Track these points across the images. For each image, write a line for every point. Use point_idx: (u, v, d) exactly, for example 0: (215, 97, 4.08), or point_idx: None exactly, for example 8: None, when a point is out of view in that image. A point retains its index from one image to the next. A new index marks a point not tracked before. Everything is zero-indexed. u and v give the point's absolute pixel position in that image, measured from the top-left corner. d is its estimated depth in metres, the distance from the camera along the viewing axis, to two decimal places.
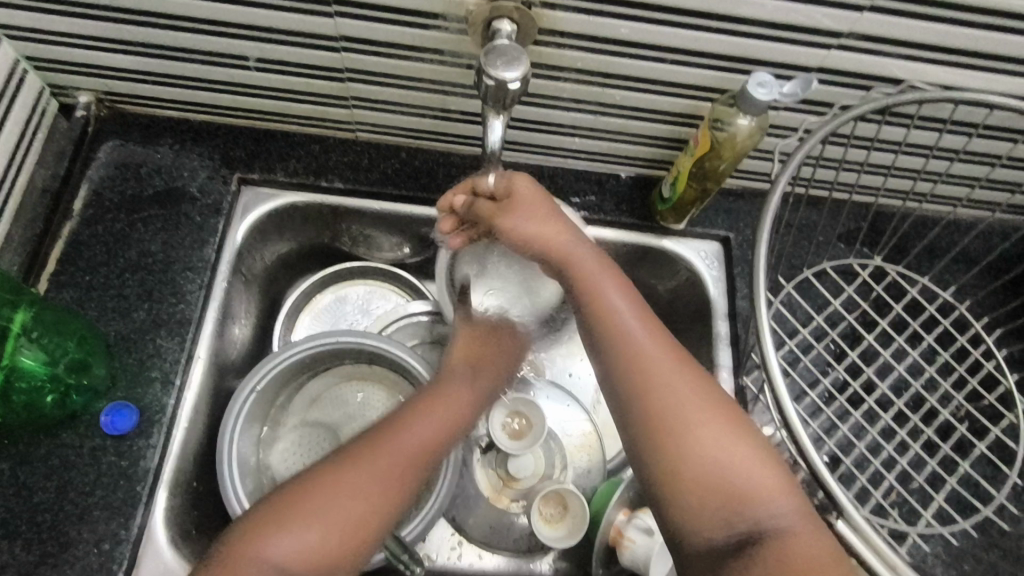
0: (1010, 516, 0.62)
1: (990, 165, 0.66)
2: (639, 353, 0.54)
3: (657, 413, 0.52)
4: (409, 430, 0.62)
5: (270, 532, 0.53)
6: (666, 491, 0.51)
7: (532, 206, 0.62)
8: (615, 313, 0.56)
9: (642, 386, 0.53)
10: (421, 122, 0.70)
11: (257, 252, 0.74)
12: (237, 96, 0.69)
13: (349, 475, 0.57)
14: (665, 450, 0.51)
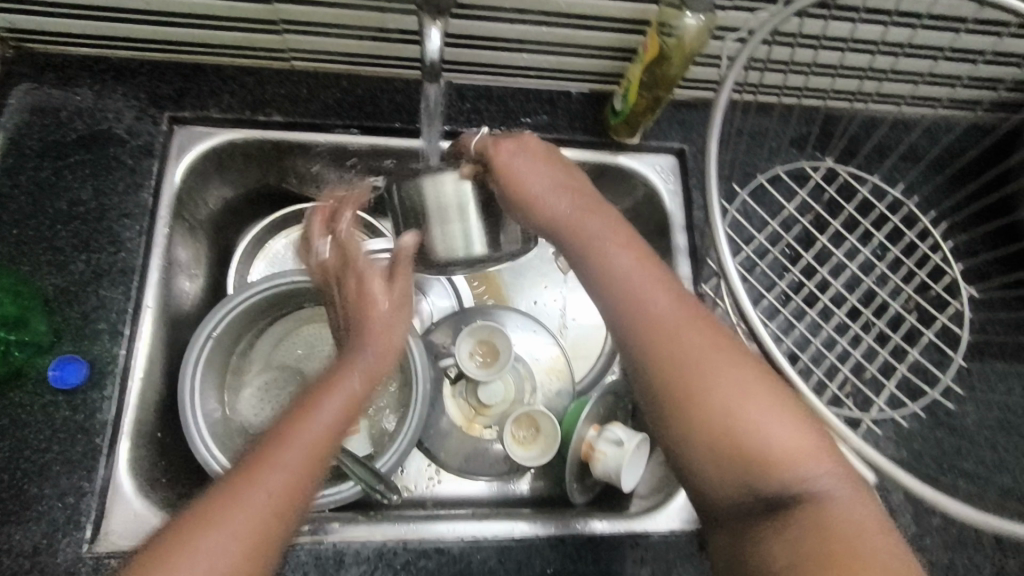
0: (957, 396, 0.66)
1: (935, 59, 0.66)
2: (655, 319, 0.47)
3: (681, 384, 0.45)
4: (291, 445, 0.45)
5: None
6: (690, 463, 0.45)
7: (530, 167, 0.55)
8: (623, 275, 0.49)
9: (661, 355, 0.46)
10: (358, 46, 0.66)
11: (200, 196, 0.71)
12: (155, 26, 0.64)
13: (217, 519, 0.41)
14: (692, 425, 0.45)
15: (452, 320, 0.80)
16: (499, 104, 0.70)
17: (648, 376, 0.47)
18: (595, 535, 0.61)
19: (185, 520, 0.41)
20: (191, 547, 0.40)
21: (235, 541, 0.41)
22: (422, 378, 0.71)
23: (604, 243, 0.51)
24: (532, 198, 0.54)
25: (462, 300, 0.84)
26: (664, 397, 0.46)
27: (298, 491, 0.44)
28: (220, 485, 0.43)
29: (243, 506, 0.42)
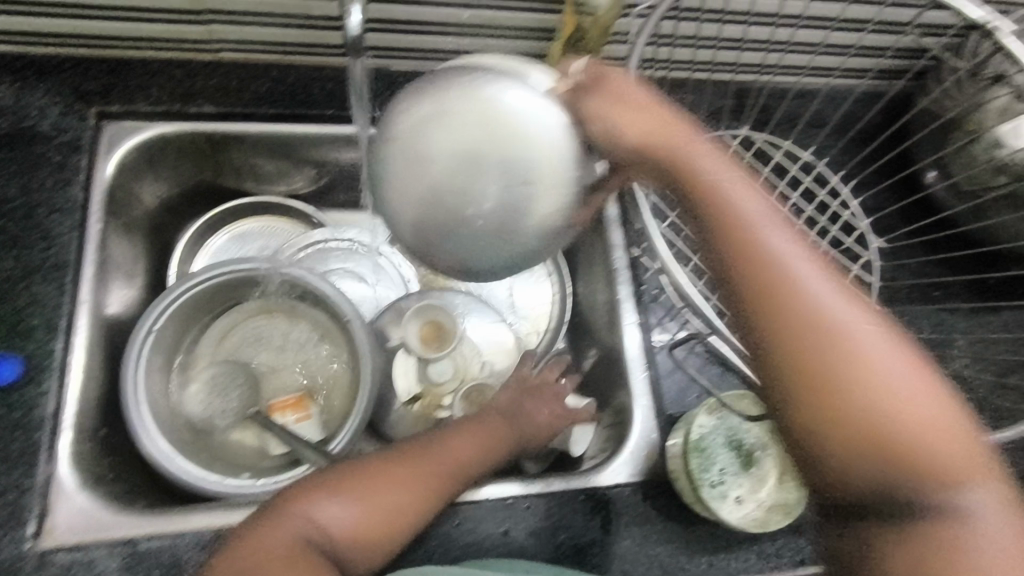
0: None
1: (829, 30, 0.71)
2: (775, 276, 0.41)
3: (813, 371, 0.41)
4: (471, 441, 0.61)
5: (323, 496, 0.53)
6: (810, 443, 0.41)
7: (640, 101, 0.44)
8: (748, 224, 0.42)
9: (799, 337, 0.41)
10: (284, 34, 0.67)
11: (135, 192, 0.71)
12: (76, 19, 0.63)
13: (381, 481, 0.55)
14: (828, 415, 0.40)
15: (397, 304, 0.81)
16: None
17: (776, 360, 0.41)
18: (544, 494, 0.63)
19: (398, 453, 0.57)
20: (398, 478, 0.55)
21: (413, 489, 0.55)
22: (369, 354, 0.72)
23: (723, 184, 0.43)
24: (639, 135, 0.43)
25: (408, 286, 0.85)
26: (795, 383, 0.41)
27: (461, 476, 0.59)
28: (421, 445, 0.59)
29: (433, 472, 0.57)
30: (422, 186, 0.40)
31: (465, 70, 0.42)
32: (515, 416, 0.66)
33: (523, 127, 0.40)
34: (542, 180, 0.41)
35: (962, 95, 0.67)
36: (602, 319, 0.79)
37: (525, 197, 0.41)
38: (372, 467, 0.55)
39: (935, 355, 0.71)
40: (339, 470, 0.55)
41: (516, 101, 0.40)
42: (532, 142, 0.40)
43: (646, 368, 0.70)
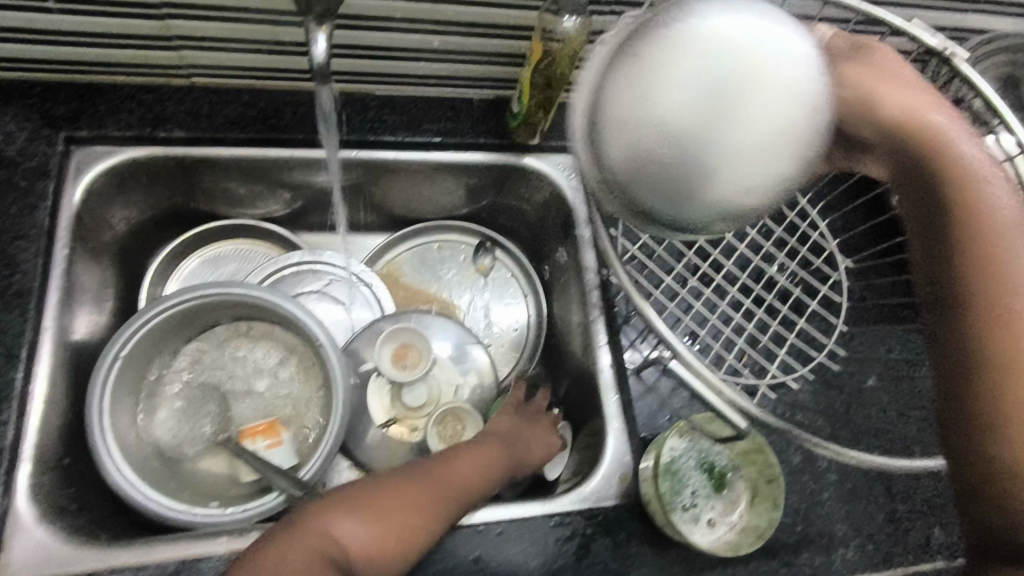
0: (841, 358, 0.71)
1: None
2: (1013, 272, 0.45)
3: (1008, 343, 0.45)
4: (482, 460, 0.63)
5: (342, 515, 0.52)
6: (980, 424, 0.45)
7: (901, 81, 0.49)
8: (998, 220, 0.46)
9: (1009, 327, 0.45)
10: (255, 59, 0.67)
11: (104, 218, 0.71)
12: (41, 46, 0.63)
13: (395, 497, 0.55)
14: (1018, 360, 0.44)
15: (371, 327, 0.81)
16: (402, 113, 0.74)
17: (978, 307, 0.46)
18: (516, 520, 0.62)
19: (411, 472, 0.58)
20: (414, 496, 0.55)
21: (428, 507, 0.55)
22: (341, 380, 0.71)
23: (978, 178, 0.47)
24: (897, 107, 0.48)
25: (382, 308, 0.84)
26: (997, 330, 0.45)
27: (473, 493, 0.60)
28: (435, 463, 0.60)
29: (447, 485, 0.58)
30: (651, 117, 0.39)
31: (769, 12, 0.40)
32: (515, 442, 0.69)
33: (766, 81, 0.38)
34: (759, 142, 0.38)
35: None
36: (576, 339, 0.79)
37: (729, 156, 0.38)
38: (391, 483, 0.56)
39: (905, 373, 0.71)
40: (357, 489, 0.55)
41: (768, 51, 0.38)
42: (768, 98, 0.38)
43: (617, 392, 0.70)
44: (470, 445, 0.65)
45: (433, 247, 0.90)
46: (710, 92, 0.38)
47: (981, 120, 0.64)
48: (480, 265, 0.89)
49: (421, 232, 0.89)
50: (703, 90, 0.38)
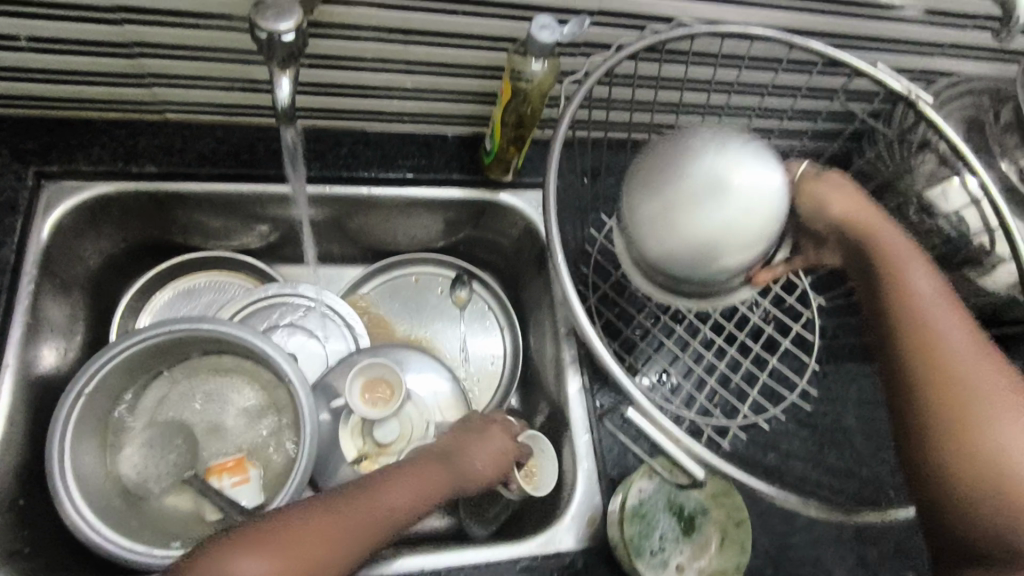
0: (814, 398, 0.71)
1: (761, 95, 0.73)
2: (950, 346, 0.51)
3: (953, 409, 0.50)
4: (413, 485, 0.58)
5: (237, 555, 0.46)
6: (930, 479, 0.50)
7: (842, 190, 0.56)
8: (931, 304, 0.53)
9: (952, 394, 0.50)
10: (228, 96, 0.68)
11: (76, 253, 0.70)
12: (13, 83, 0.64)
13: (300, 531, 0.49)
14: (945, 426, 0.50)
15: (345, 361, 0.81)
16: (376, 149, 0.75)
17: (911, 380, 0.52)
18: (480, 565, 0.61)
19: (321, 502, 0.52)
20: (320, 533, 0.50)
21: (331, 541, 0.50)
22: (307, 418, 0.70)
23: (910, 268, 0.54)
24: (840, 211, 0.56)
25: (357, 341, 0.84)
26: (926, 401, 0.51)
27: (393, 525, 0.55)
28: (354, 491, 0.54)
29: (362, 518, 0.53)
30: (680, 234, 0.52)
31: (752, 143, 0.53)
32: (455, 462, 0.62)
33: (750, 199, 0.51)
34: (754, 239, 0.52)
35: (891, 160, 0.70)
36: (550, 374, 0.79)
37: (737, 251, 0.52)
38: (296, 518, 0.50)
39: (878, 414, 0.71)
40: (255, 526, 0.49)
41: (762, 176, 0.51)
42: (762, 211, 0.51)
43: (588, 430, 0.70)
44: (401, 470, 0.59)
45: (410, 279, 0.90)
46: (707, 198, 0.51)
47: (947, 162, 0.64)
48: (456, 297, 0.89)
49: (398, 265, 0.89)
50: (703, 197, 0.51)
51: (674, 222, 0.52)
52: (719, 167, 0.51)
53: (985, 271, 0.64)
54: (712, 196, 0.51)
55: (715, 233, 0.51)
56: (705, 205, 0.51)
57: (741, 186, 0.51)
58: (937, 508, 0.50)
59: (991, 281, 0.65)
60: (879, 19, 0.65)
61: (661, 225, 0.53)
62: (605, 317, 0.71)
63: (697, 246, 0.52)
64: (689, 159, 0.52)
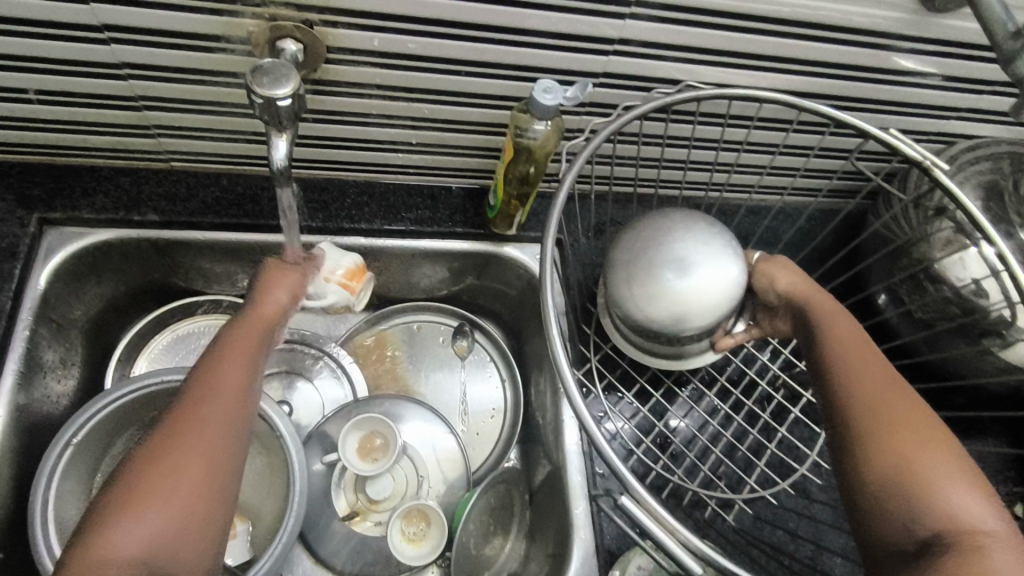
0: (826, 472, 0.68)
1: (772, 154, 0.72)
2: (866, 373, 0.55)
3: (870, 425, 0.52)
4: (234, 366, 0.55)
5: (113, 528, 0.45)
6: (859, 492, 0.51)
7: (789, 266, 0.62)
8: (851, 342, 0.57)
9: (870, 414, 0.53)
10: (232, 147, 0.68)
11: (74, 299, 0.70)
12: (21, 132, 0.64)
13: (160, 476, 0.48)
14: (883, 450, 0.51)
15: (341, 412, 0.78)
16: (380, 201, 0.74)
17: (850, 415, 0.53)
18: None
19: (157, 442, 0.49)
20: (185, 466, 0.48)
21: (195, 470, 0.49)
22: (297, 476, 0.67)
23: (837, 319, 0.58)
24: (789, 284, 0.61)
25: (355, 389, 0.83)
26: (860, 430, 0.52)
27: (244, 402, 0.54)
28: (180, 413, 0.51)
29: (206, 427, 0.51)
30: (658, 304, 0.54)
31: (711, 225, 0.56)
32: (251, 319, 0.59)
33: (717, 279, 0.54)
34: (718, 310, 0.55)
35: (907, 224, 0.67)
36: (550, 433, 0.76)
37: (702, 323, 0.56)
38: (144, 467, 0.48)
39: None
40: (106, 501, 0.46)
41: (731, 264, 0.55)
42: (730, 292, 0.55)
43: (585, 500, 0.67)
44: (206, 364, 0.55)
45: (413, 327, 0.88)
46: (682, 276, 0.54)
47: (964, 231, 0.63)
48: (458, 347, 0.87)
49: (401, 313, 0.88)
50: (679, 274, 0.54)
51: (650, 294, 0.54)
52: (688, 249, 0.54)
53: (1005, 345, 0.61)
54: (685, 274, 0.54)
55: (688, 306, 0.54)
56: (680, 282, 0.54)
57: (710, 266, 0.54)
58: (864, 518, 0.50)
59: (1013, 356, 0.62)
60: (892, 83, 0.63)
61: (641, 297, 0.55)
62: (608, 377, 0.68)
63: (671, 317, 0.55)
64: (660, 233, 0.55)
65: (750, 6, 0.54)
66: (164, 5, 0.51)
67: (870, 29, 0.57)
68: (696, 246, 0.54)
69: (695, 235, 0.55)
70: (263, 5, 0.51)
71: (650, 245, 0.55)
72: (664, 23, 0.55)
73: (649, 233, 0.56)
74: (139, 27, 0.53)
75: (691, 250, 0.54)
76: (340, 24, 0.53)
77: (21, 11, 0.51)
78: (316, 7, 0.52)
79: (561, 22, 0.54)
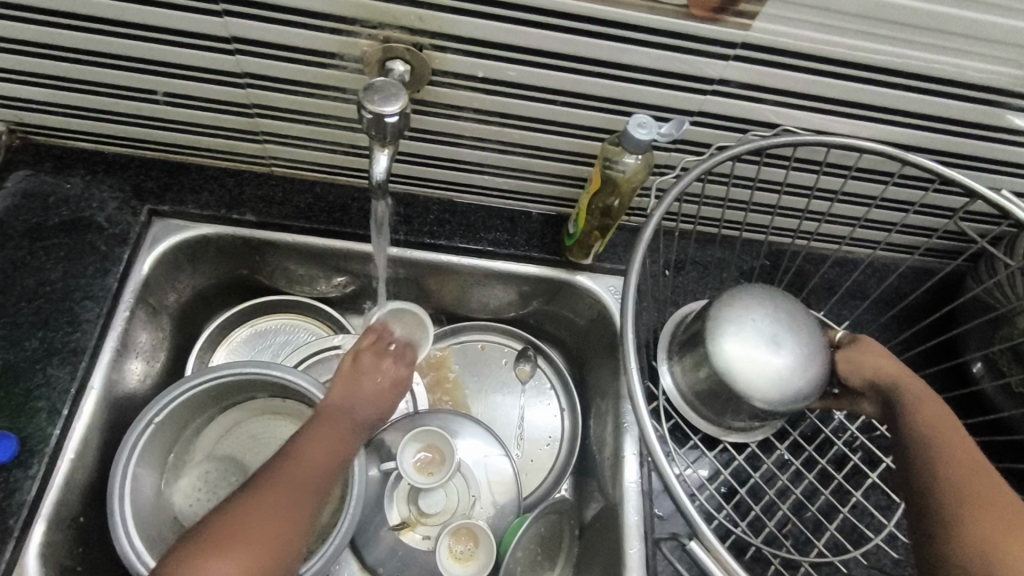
0: (902, 545, 0.64)
1: (867, 207, 0.69)
2: (957, 455, 0.52)
3: (963, 509, 0.48)
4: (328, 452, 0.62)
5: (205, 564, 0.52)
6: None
7: (874, 347, 0.61)
8: (939, 424, 0.54)
9: (961, 497, 0.49)
10: (330, 157, 0.71)
11: (170, 286, 0.74)
12: (145, 129, 0.70)
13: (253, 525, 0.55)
14: (976, 534, 0.47)
15: (403, 423, 0.80)
16: (461, 219, 0.76)
17: (938, 496, 0.50)
18: None
19: (252, 498, 0.57)
20: (271, 524, 0.55)
21: (282, 526, 0.56)
22: (356, 479, 0.68)
23: (924, 401, 0.56)
24: (873, 364, 0.59)
25: (415, 402, 0.84)
26: (945, 505, 0.49)
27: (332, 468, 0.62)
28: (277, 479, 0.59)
29: (299, 482, 0.59)
30: (738, 355, 0.57)
31: (803, 324, 0.59)
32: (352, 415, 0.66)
33: (798, 360, 0.57)
34: (790, 385, 0.56)
35: (1013, 293, 0.63)
36: (607, 469, 0.75)
37: (769, 393, 0.57)
38: (236, 517, 0.55)
39: None
40: (209, 535, 0.54)
41: (814, 359, 0.57)
42: (804, 376, 0.57)
43: (640, 541, 0.66)
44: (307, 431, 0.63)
45: (476, 346, 0.89)
46: (767, 343, 0.57)
47: None
48: (520, 371, 0.88)
49: (468, 331, 0.89)
50: (764, 341, 0.57)
51: (730, 344, 0.57)
52: (776, 328, 0.58)
53: None
54: (769, 344, 0.57)
55: (760, 369, 0.56)
56: (764, 346, 0.57)
57: (795, 350, 0.57)
58: None
59: None
60: (1005, 143, 0.61)
61: (716, 350, 0.58)
62: (674, 418, 0.66)
63: (740, 372, 0.57)
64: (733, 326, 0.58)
65: (860, 55, 0.53)
66: (290, 23, 0.55)
67: (985, 85, 0.55)
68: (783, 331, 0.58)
69: (785, 325, 0.58)
70: (378, 27, 0.54)
71: (730, 326, 0.58)
72: (767, 66, 0.54)
73: (721, 330, 0.58)
74: (264, 41, 0.57)
75: (778, 331, 0.57)
76: (449, 49, 0.55)
77: (164, 20, 0.56)
78: (427, 32, 0.54)
79: (661, 59, 0.54)
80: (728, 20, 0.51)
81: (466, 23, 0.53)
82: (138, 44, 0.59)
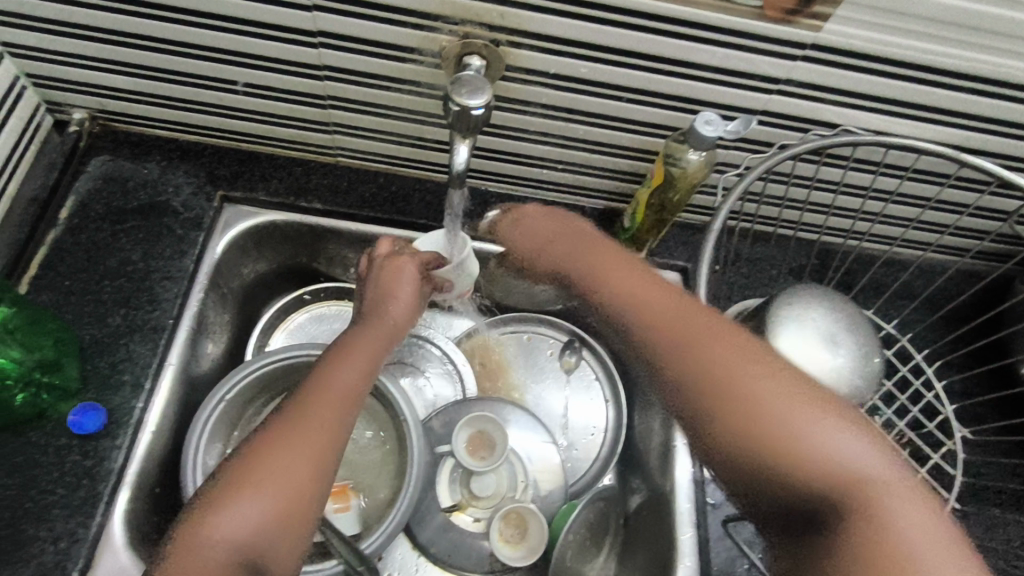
0: None
1: (921, 208, 0.71)
2: (681, 327, 0.49)
3: (702, 381, 0.46)
4: (350, 367, 0.57)
5: (224, 506, 0.49)
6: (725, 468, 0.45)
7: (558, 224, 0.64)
8: (647, 293, 0.52)
9: (709, 378, 0.46)
10: (395, 149, 0.74)
11: (237, 269, 0.77)
12: (220, 118, 0.73)
13: (271, 458, 0.51)
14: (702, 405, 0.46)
15: (453, 410, 0.83)
16: (518, 212, 0.78)
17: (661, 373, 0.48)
18: None
19: (272, 429, 0.52)
20: (290, 456, 0.51)
21: (305, 459, 0.51)
22: (415, 458, 0.70)
23: (624, 278, 0.54)
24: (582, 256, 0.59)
25: (465, 388, 0.87)
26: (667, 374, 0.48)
27: (356, 397, 0.56)
28: (294, 405, 0.54)
29: (319, 413, 0.54)
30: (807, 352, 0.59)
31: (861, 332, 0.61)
32: (374, 328, 0.62)
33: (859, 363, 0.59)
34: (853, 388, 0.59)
35: None
36: (655, 459, 0.77)
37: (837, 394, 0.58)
38: (261, 447, 0.51)
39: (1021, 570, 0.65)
40: (225, 477, 0.50)
41: (871, 365, 0.60)
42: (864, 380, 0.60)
43: (693, 527, 0.69)
44: (328, 361, 0.58)
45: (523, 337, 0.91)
46: (832, 344, 0.59)
47: None
48: (565, 362, 0.89)
49: (516, 323, 0.91)
50: (829, 344, 0.59)
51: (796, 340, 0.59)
52: (838, 332, 0.60)
53: None
54: (834, 346, 0.59)
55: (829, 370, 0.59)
56: (829, 347, 0.59)
57: (857, 356, 0.60)
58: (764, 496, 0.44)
59: None
60: None
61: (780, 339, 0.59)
62: None
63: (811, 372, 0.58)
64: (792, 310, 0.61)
65: (926, 58, 0.54)
66: (373, 17, 0.57)
67: None
68: (845, 335, 0.60)
69: (846, 330, 0.60)
70: (460, 24, 0.56)
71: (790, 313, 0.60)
72: (836, 68, 0.56)
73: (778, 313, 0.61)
74: (347, 35, 0.59)
75: (840, 335, 0.60)
76: (525, 46, 0.58)
77: (253, 13, 0.59)
78: (507, 29, 0.56)
79: (731, 58, 0.56)
80: (801, 22, 0.52)
81: (545, 21, 0.55)
82: (225, 36, 0.61)
